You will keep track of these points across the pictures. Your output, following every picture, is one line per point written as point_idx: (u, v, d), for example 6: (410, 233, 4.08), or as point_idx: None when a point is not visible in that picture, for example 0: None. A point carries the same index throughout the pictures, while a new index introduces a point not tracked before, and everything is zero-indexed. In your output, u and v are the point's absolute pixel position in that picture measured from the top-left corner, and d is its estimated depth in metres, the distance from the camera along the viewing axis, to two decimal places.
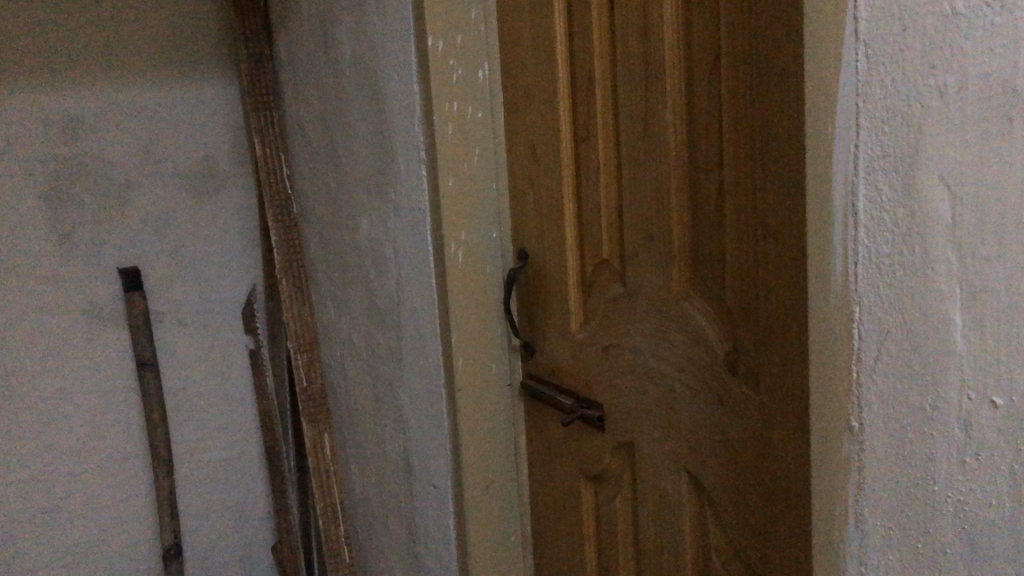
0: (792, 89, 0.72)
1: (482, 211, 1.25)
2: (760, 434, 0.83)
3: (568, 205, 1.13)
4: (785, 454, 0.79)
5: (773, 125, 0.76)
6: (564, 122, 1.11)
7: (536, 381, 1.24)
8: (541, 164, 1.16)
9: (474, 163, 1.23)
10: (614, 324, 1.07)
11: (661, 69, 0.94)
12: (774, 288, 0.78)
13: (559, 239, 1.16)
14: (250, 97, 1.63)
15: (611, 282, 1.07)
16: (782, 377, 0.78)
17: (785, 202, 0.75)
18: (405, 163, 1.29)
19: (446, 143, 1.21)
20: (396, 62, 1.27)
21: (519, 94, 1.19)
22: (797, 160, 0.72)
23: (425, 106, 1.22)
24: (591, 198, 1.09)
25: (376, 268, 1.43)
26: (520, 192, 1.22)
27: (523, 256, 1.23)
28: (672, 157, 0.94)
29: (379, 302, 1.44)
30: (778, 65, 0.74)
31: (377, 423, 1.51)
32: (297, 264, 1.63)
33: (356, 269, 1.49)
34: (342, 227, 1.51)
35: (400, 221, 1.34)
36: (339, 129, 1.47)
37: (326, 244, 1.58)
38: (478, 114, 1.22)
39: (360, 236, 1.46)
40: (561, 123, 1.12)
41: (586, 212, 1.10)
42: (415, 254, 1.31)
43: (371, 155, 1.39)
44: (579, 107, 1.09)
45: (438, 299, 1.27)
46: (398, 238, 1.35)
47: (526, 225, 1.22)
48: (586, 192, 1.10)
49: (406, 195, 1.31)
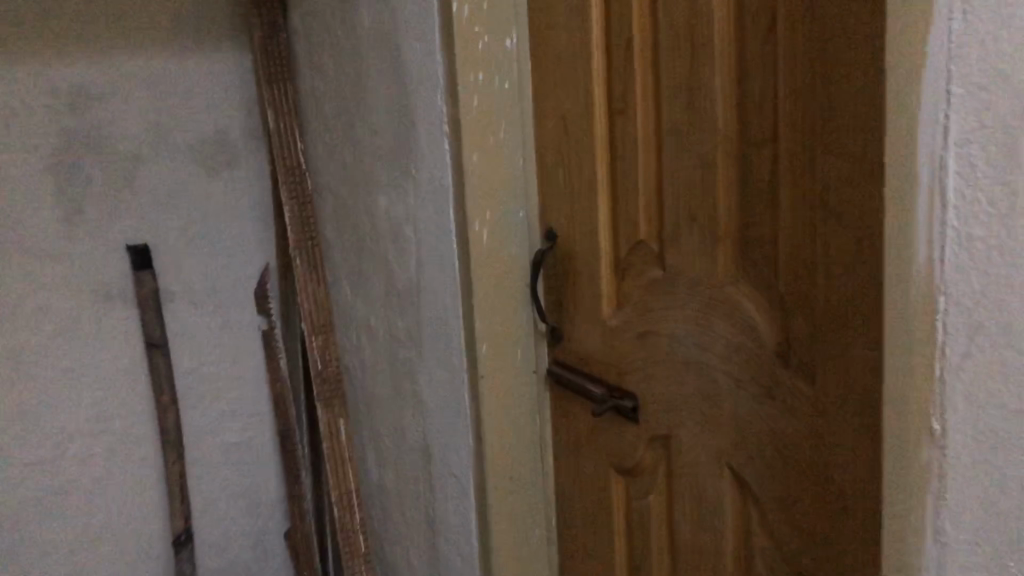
0: (872, 53, 0.64)
1: (510, 189, 1.17)
2: (816, 431, 0.78)
3: (601, 184, 1.07)
4: (844, 454, 0.73)
5: (838, 96, 0.69)
6: (599, 95, 1.05)
7: (563, 368, 1.18)
8: (574, 138, 1.09)
9: (501, 137, 1.15)
10: (651, 310, 1.01)
11: (709, 37, 0.87)
12: (836, 274, 0.72)
13: (591, 218, 1.09)
14: (262, 71, 1.57)
15: (648, 266, 1.01)
16: (846, 372, 0.72)
17: (859, 181, 0.67)
18: (428, 137, 1.22)
19: (471, 116, 1.14)
20: (418, 31, 1.20)
21: (549, 64, 1.11)
22: (868, 138, 0.66)
23: (450, 77, 1.15)
24: (628, 177, 1.02)
25: (395, 248, 1.37)
26: (549, 169, 1.15)
27: (551, 237, 1.16)
28: (720, 133, 0.88)
29: (398, 284, 1.38)
30: (847, 30, 0.67)
31: (395, 410, 1.45)
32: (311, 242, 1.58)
33: (375, 247, 1.42)
34: (360, 202, 1.45)
35: (421, 197, 1.27)
36: (358, 101, 1.40)
37: (343, 221, 1.51)
38: (505, 85, 1.14)
39: (378, 214, 1.40)
40: (596, 96, 1.05)
41: (622, 190, 1.04)
42: (437, 233, 1.24)
43: (391, 128, 1.32)
44: (615, 79, 1.02)
45: (462, 283, 1.20)
46: (419, 215, 1.28)
47: (556, 206, 1.15)
48: (622, 169, 1.03)
49: (428, 170, 1.24)
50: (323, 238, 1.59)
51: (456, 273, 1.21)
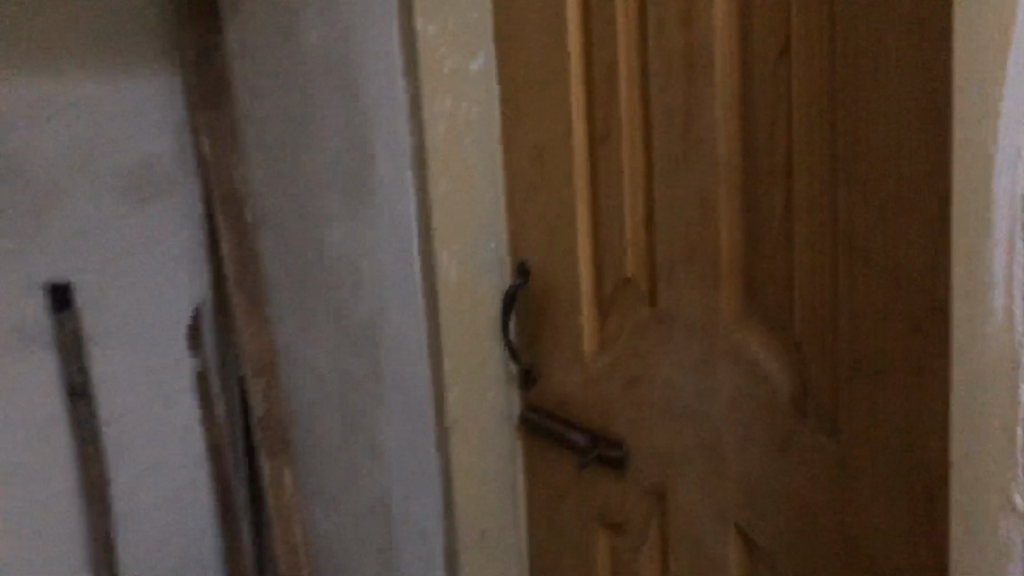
0: (936, 81, 0.60)
1: (479, 222, 1.09)
2: (847, 482, 0.74)
3: (582, 218, 0.99)
4: (895, 502, 0.69)
5: (881, 134, 0.65)
6: (578, 123, 0.97)
7: (536, 415, 1.10)
8: (549, 169, 1.02)
9: (467, 166, 1.07)
10: (640, 355, 0.93)
11: (709, 60, 0.80)
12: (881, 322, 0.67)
13: (569, 254, 1.01)
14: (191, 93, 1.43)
15: (636, 307, 0.94)
16: (895, 419, 0.68)
17: (915, 214, 0.63)
18: (387, 166, 1.13)
19: (438, 146, 1.06)
20: (376, 51, 1.10)
21: (520, 88, 1.03)
22: (923, 179, 0.62)
23: (414, 102, 1.07)
24: (610, 211, 0.95)
25: (346, 284, 1.26)
26: (521, 200, 1.07)
27: (523, 272, 1.08)
28: (719, 166, 0.81)
29: (350, 325, 1.27)
30: (896, 56, 0.63)
31: (347, 459, 1.34)
32: (249, 275, 1.44)
33: (322, 282, 1.32)
34: (308, 233, 1.33)
35: (379, 230, 1.17)
36: (302, 127, 1.29)
37: (289, 253, 1.39)
38: (474, 110, 1.07)
39: (328, 247, 1.29)
40: (576, 123, 0.97)
41: (604, 225, 0.96)
42: (397, 269, 1.15)
43: (340, 155, 1.22)
44: (595, 105, 0.96)
45: (427, 321, 1.12)
46: (376, 250, 1.18)
47: (530, 240, 1.07)
48: (604, 203, 0.95)
49: (389, 200, 1.14)
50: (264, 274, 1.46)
51: (421, 312, 1.13)
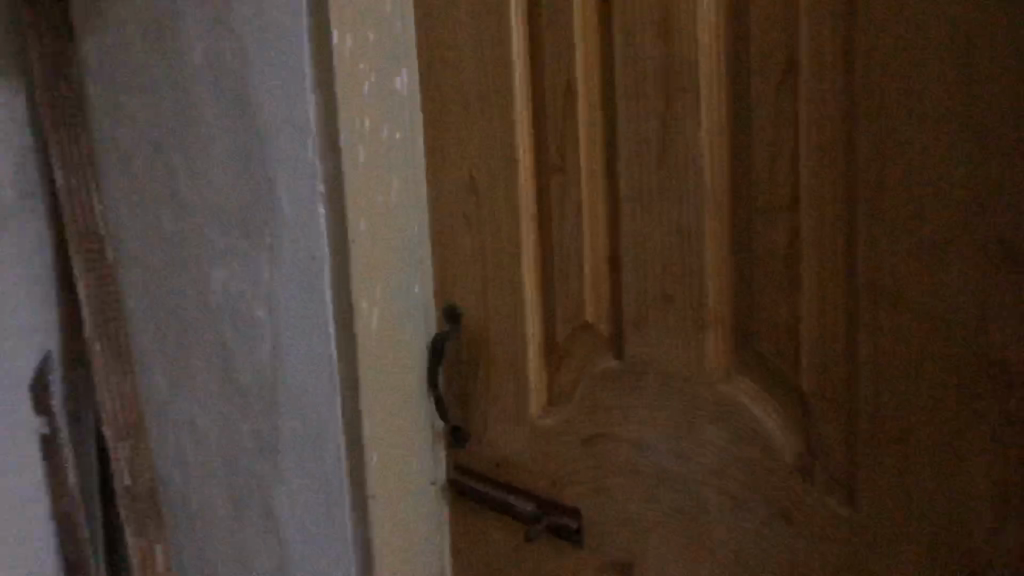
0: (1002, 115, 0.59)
1: (403, 260, 0.96)
2: (871, 534, 0.69)
3: (529, 257, 0.88)
4: (937, 548, 0.66)
5: (920, 168, 0.63)
6: (524, 150, 0.87)
7: (470, 478, 0.98)
8: (490, 202, 0.90)
9: (388, 199, 0.94)
10: (603, 409, 0.83)
11: (690, 82, 0.72)
12: (923, 361, 0.65)
13: (514, 297, 0.90)
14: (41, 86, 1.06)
15: (595, 357, 0.84)
16: (937, 466, 0.65)
17: (969, 257, 0.62)
18: (291, 204, 0.95)
19: (356, 177, 0.91)
20: (276, 70, 0.93)
21: (455, 111, 0.92)
22: (984, 213, 0.61)
23: (329, 129, 0.91)
24: (564, 251, 0.84)
25: (235, 337, 1.06)
26: (456, 236, 0.94)
27: (453, 318, 0.97)
28: (706, 199, 0.73)
29: (232, 383, 1.08)
30: (939, 87, 0.62)
31: (220, 537, 1.15)
32: (110, 312, 1.12)
33: (203, 335, 1.09)
34: (199, 282, 1.07)
35: (279, 275, 0.99)
36: (188, 154, 1.03)
37: (170, 301, 1.11)
38: (396, 134, 0.94)
39: (215, 296, 1.06)
40: (522, 151, 0.87)
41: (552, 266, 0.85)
42: (308, 320, 0.98)
43: (235, 189, 1.00)
44: (542, 131, 0.85)
45: (343, 380, 0.96)
46: (284, 300, 1.00)
47: (464, 282, 0.95)
48: (554, 240, 0.85)
49: (300, 242, 0.96)
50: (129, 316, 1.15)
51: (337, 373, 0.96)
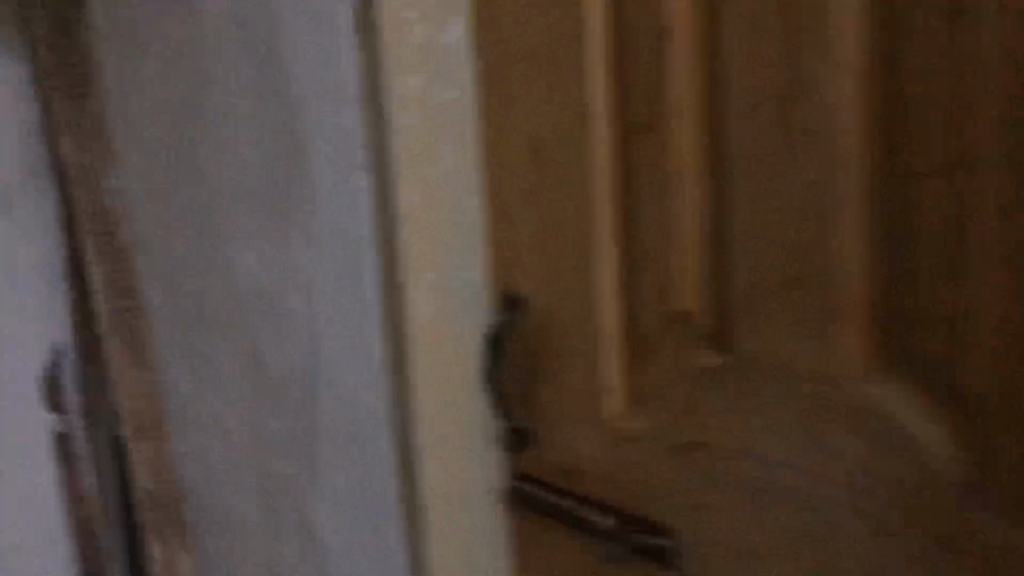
0: None
1: (454, 240, 0.82)
2: None
3: (606, 237, 0.75)
4: None
5: None
6: (603, 109, 0.73)
7: (534, 486, 0.87)
8: (557, 170, 0.77)
9: (434, 170, 0.81)
10: (705, 412, 0.73)
11: (819, 32, 0.62)
12: None
13: (588, 282, 0.77)
14: (48, 57, 1.00)
15: (691, 350, 0.73)
16: None
17: None
18: (328, 182, 0.83)
19: (407, 147, 0.79)
20: (307, 26, 0.80)
21: (512, 61, 0.77)
22: None
23: (372, 90, 0.78)
24: (654, 229, 0.72)
25: (266, 329, 0.94)
26: (514, 211, 0.81)
27: (514, 305, 0.83)
28: (841, 171, 0.63)
29: (262, 380, 0.97)
30: None
31: (250, 548, 1.04)
32: (126, 299, 1.04)
33: (229, 327, 0.97)
34: (225, 268, 0.95)
35: (314, 260, 0.87)
36: (209, 126, 0.90)
37: (193, 290, 0.99)
38: (447, 92, 0.80)
39: (240, 283, 0.94)
40: (598, 111, 0.73)
41: (633, 248, 0.74)
42: (347, 311, 0.86)
43: (263, 164, 0.87)
44: (624, 85, 0.73)
45: (391, 381, 0.85)
46: (319, 289, 0.88)
47: (526, 264, 0.81)
48: (639, 215, 0.73)
49: (339, 222, 0.84)
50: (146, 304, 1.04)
51: (382, 373, 0.85)
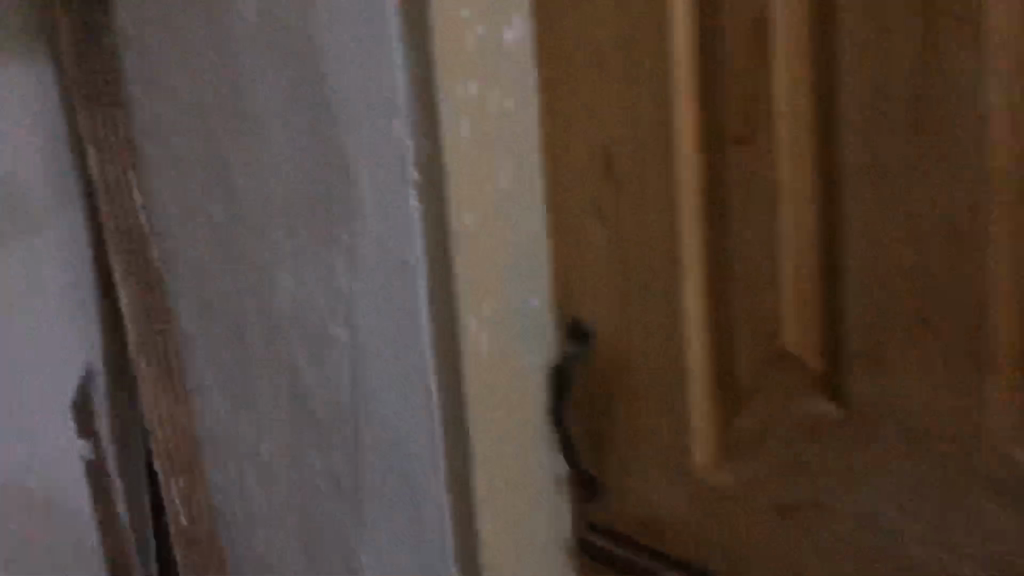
0: None
1: (516, 267, 0.74)
2: None
3: (692, 266, 0.67)
4: None
5: None
6: (686, 121, 0.65)
7: (609, 538, 0.78)
8: (636, 190, 0.69)
9: (495, 190, 0.72)
10: (816, 459, 0.64)
11: (959, 12, 0.52)
12: None
13: (672, 316, 0.69)
14: (69, 57, 0.90)
15: (792, 397, 0.65)
16: None
17: None
18: (376, 204, 0.74)
19: (462, 162, 0.70)
20: (350, 32, 0.71)
21: (588, 67, 0.69)
22: None
23: (424, 100, 0.69)
24: (750, 260, 0.64)
25: (307, 363, 0.86)
26: (587, 233, 0.73)
27: (582, 339, 0.75)
28: (986, 178, 0.53)
29: (304, 415, 0.88)
30: None
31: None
32: (155, 320, 0.94)
33: (268, 360, 0.89)
34: (263, 297, 0.86)
35: (360, 290, 0.78)
36: (246, 141, 0.81)
37: (228, 319, 0.90)
38: (506, 102, 0.72)
39: (280, 313, 0.86)
40: (683, 125, 0.65)
41: (723, 279, 0.66)
42: (398, 346, 0.77)
43: (303, 183, 0.78)
44: (716, 93, 0.63)
45: (450, 426, 0.76)
46: (366, 321, 0.79)
47: (601, 293, 0.73)
48: (732, 242, 0.65)
49: (389, 248, 0.75)
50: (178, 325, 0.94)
51: (439, 416, 0.76)
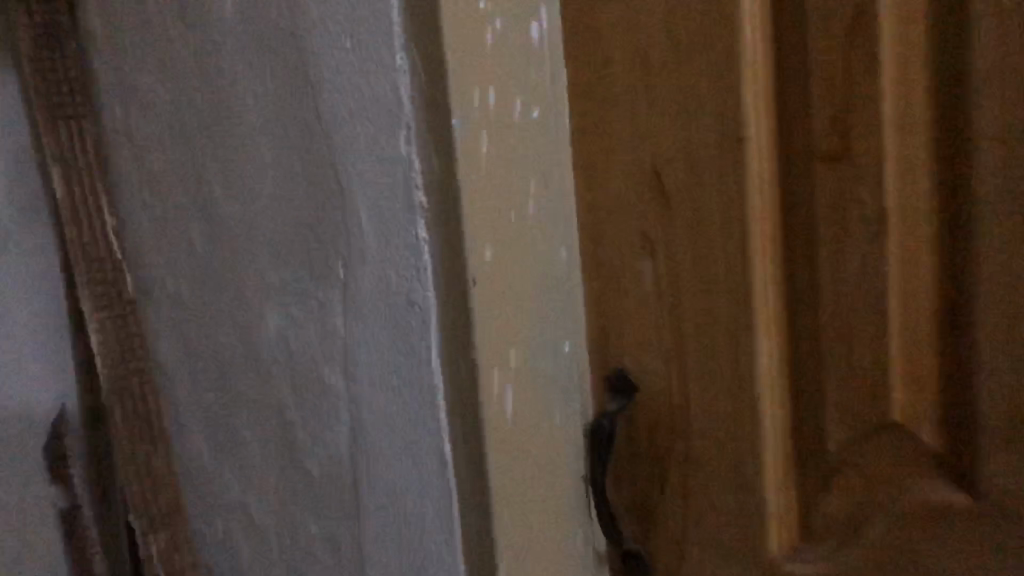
0: None
1: (546, 307, 0.62)
2: None
3: (766, 310, 0.56)
4: None
5: None
6: (761, 134, 0.54)
7: None
8: (691, 219, 0.58)
9: (520, 218, 0.60)
10: (940, 544, 0.53)
11: None
12: None
13: (739, 368, 0.57)
14: (31, 65, 0.83)
15: (903, 467, 0.54)
16: None
17: None
18: (373, 236, 0.61)
19: (473, 183, 0.56)
20: (343, 27, 0.58)
21: (632, 73, 0.59)
22: None
23: (432, 109, 0.55)
24: (846, 304, 0.53)
25: (291, 419, 0.73)
26: (630, 266, 0.62)
27: (620, 387, 0.64)
28: None
29: (291, 474, 0.74)
30: None
31: None
32: (136, 356, 0.85)
33: (258, 409, 0.76)
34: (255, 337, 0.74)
35: (359, 336, 0.64)
36: (234, 161, 0.70)
37: (218, 363, 0.79)
38: (533, 113, 0.60)
39: (269, 358, 0.73)
40: (758, 143, 0.54)
41: (809, 325, 0.55)
42: (400, 409, 0.62)
43: (290, 210, 0.66)
44: (792, 102, 0.53)
45: (468, 515, 0.60)
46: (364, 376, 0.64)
47: (648, 338, 0.62)
48: (821, 282, 0.54)
49: (394, 287, 0.60)
50: (156, 360, 0.85)
51: (459, 506, 0.60)
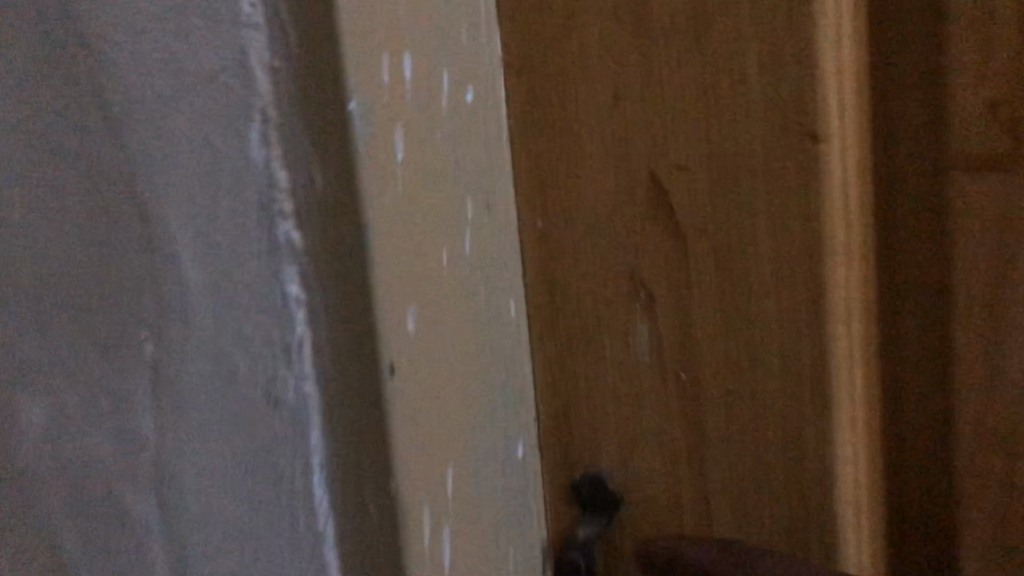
0: None
1: (487, 397, 0.41)
2: None
3: (844, 396, 0.38)
4: None
5: None
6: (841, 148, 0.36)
7: None
8: (719, 270, 0.38)
9: (453, 260, 0.39)
10: None
11: None
12: None
13: (798, 475, 0.39)
14: None
15: None
16: None
17: None
18: (210, 294, 0.38)
19: (393, 214, 0.35)
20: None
21: (611, 52, 0.39)
22: None
23: (312, 92, 0.34)
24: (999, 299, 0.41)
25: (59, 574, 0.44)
26: (612, 334, 0.42)
27: (598, 501, 0.44)
28: None
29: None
30: None
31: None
32: None
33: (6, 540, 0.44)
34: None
35: (190, 434, 0.39)
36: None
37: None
38: (467, 100, 0.39)
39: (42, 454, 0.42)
40: (836, 151, 0.36)
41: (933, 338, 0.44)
42: (259, 554, 0.40)
43: (70, 232, 0.38)
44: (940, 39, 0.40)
45: None
46: (187, 512, 0.41)
47: (639, 426, 0.43)
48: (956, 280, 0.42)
49: (244, 376, 0.38)
50: None
51: None
